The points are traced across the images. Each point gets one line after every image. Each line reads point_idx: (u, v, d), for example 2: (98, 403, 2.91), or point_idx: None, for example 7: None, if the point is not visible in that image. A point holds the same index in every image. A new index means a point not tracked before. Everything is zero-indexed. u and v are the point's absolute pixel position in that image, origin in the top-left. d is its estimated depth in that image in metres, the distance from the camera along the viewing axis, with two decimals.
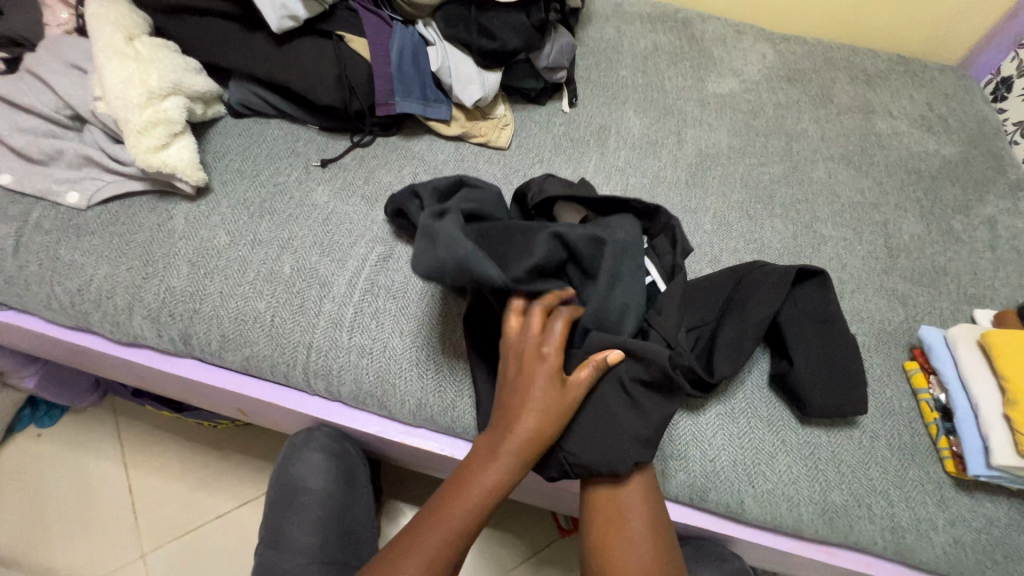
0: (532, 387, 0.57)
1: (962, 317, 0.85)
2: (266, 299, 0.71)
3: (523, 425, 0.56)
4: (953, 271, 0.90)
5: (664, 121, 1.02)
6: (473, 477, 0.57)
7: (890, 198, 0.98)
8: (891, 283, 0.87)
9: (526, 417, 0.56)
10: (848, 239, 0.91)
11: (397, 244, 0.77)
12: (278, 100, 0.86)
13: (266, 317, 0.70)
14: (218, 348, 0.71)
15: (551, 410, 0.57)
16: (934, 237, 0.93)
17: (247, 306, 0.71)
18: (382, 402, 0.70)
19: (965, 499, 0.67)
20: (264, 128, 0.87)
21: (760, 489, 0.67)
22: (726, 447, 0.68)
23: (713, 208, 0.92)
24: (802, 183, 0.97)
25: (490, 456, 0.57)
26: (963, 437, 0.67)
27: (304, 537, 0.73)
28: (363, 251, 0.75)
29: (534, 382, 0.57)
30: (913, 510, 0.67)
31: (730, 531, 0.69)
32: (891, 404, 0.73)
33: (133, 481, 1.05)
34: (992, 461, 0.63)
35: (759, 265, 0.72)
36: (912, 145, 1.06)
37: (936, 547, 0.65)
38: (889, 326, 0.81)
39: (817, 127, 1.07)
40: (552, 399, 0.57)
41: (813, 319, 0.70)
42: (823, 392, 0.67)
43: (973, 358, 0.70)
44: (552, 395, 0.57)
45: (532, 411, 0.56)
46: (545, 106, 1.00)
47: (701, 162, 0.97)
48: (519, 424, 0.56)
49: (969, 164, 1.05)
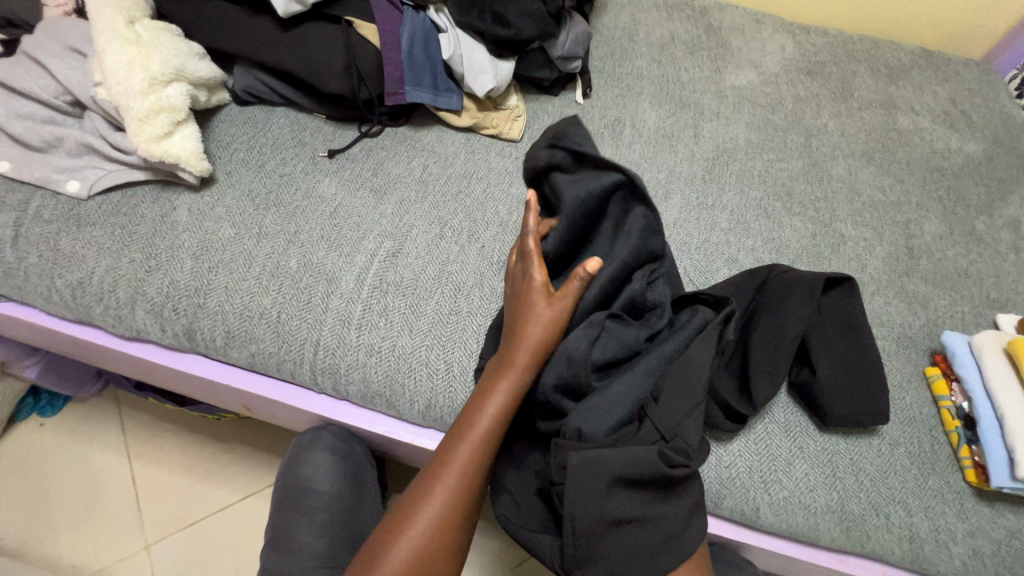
0: (531, 312, 0.59)
1: (984, 321, 0.83)
2: (272, 295, 0.69)
3: (525, 344, 0.58)
4: (975, 274, 0.87)
5: (680, 114, 0.99)
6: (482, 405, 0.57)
7: (911, 197, 0.95)
8: (912, 285, 0.84)
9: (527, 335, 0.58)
10: (868, 239, 0.89)
11: (407, 240, 0.75)
12: (284, 87, 0.83)
13: (272, 313, 0.68)
14: (223, 345, 0.69)
15: (547, 332, 0.58)
16: (957, 238, 0.91)
17: (252, 302, 0.69)
18: (390, 402, 0.68)
19: (985, 509, 0.66)
20: (269, 117, 0.84)
21: (776, 496, 0.65)
22: (742, 453, 0.66)
23: (730, 205, 0.89)
24: (822, 180, 0.95)
25: (496, 382, 0.58)
26: (987, 447, 0.65)
27: (310, 539, 0.73)
28: (372, 247, 0.73)
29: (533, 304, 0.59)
30: (932, 520, 0.65)
31: (744, 538, 0.68)
32: (911, 412, 0.71)
33: (137, 473, 1.05)
34: (1016, 473, 0.62)
35: (786, 269, 0.70)
36: (934, 142, 1.03)
37: (954, 557, 0.64)
38: (909, 330, 0.79)
39: (837, 122, 1.04)
40: (548, 321, 0.58)
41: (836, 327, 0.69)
42: (843, 403, 0.66)
43: (998, 366, 0.68)
44: (549, 316, 0.58)
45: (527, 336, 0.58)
46: (558, 97, 0.97)
47: (718, 158, 0.95)
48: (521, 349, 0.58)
49: (991, 163, 1.02)
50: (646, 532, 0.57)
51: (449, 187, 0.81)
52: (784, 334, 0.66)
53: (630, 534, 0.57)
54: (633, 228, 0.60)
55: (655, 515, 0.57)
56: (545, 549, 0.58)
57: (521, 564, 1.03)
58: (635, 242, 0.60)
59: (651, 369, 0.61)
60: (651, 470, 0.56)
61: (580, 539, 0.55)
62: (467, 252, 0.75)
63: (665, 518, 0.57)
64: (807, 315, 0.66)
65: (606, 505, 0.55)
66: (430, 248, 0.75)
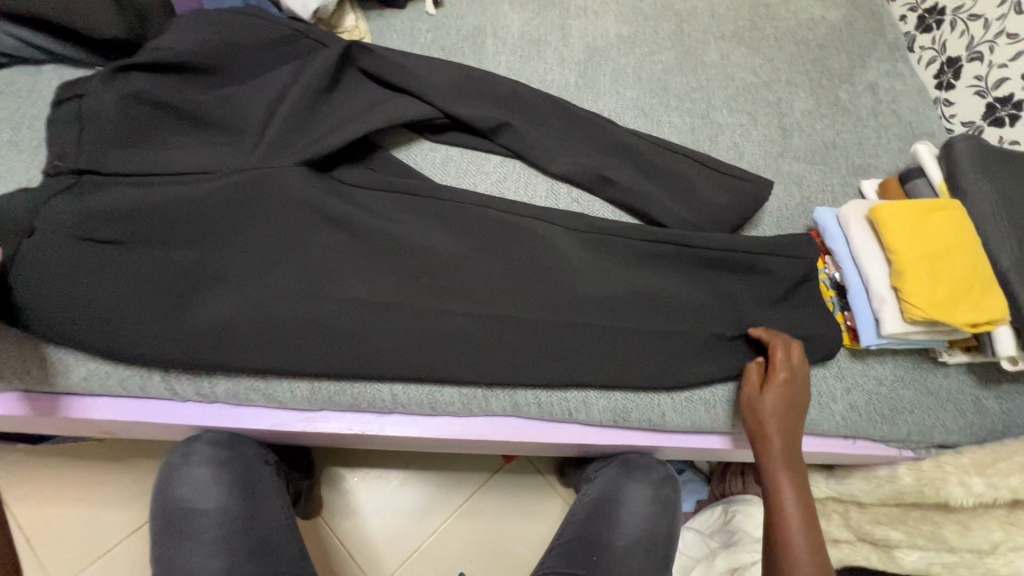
0: None
1: (851, 190, 0.87)
2: (74, 296, 0.55)
3: None
4: (841, 144, 0.90)
5: (545, 14, 0.90)
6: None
7: (781, 75, 0.94)
8: (787, 166, 0.86)
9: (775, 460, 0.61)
10: (744, 124, 0.88)
11: (205, 204, 0.60)
12: (41, 39, 0.65)
13: (83, 320, 0.56)
14: (43, 375, 0.58)
15: None
16: (823, 111, 0.92)
17: (52, 313, 0.55)
18: (269, 393, 0.61)
19: (858, 365, 0.72)
20: (34, 79, 0.66)
21: (680, 398, 0.67)
22: (646, 365, 0.66)
23: (607, 110, 0.85)
24: (695, 69, 0.91)
25: None
26: (856, 311, 0.69)
27: (205, 560, 0.65)
28: (196, 215, 0.59)
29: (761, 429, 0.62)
30: (815, 386, 0.70)
31: (656, 441, 0.70)
32: (806, 245, 0.71)
33: (19, 516, 0.91)
34: (882, 332, 0.66)
35: (631, 132, 0.75)
36: (799, 13, 1.02)
37: (835, 414, 0.70)
38: (787, 212, 0.82)
39: (706, 3, 0.98)
40: None
41: (656, 173, 0.74)
42: (683, 316, 0.68)
43: (863, 233, 0.70)
44: None
45: (789, 402, 0.62)
46: (406, 10, 0.86)
47: (590, 58, 0.88)
48: (779, 438, 0.61)
49: (851, 28, 1.02)
50: (596, 279, 0.67)
51: (304, 124, 0.65)
52: (536, 229, 0.67)
53: (719, 305, 0.69)
54: (455, 225, 0.66)
55: (646, 310, 0.67)
56: (715, 254, 0.70)
57: (467, 499, 1.08)
58: (466, 237, 0.66)
59: (583, 272, 0.67)
60: (645, 325, 0.66)
61: (720, 290, 0.70)
62: (292, 104, 0.64)
63: (771, 424, 0.62)
64: (664, 259, 0.70)
65: (715, 280, 0.70)
66: (259, 206, 0.61)
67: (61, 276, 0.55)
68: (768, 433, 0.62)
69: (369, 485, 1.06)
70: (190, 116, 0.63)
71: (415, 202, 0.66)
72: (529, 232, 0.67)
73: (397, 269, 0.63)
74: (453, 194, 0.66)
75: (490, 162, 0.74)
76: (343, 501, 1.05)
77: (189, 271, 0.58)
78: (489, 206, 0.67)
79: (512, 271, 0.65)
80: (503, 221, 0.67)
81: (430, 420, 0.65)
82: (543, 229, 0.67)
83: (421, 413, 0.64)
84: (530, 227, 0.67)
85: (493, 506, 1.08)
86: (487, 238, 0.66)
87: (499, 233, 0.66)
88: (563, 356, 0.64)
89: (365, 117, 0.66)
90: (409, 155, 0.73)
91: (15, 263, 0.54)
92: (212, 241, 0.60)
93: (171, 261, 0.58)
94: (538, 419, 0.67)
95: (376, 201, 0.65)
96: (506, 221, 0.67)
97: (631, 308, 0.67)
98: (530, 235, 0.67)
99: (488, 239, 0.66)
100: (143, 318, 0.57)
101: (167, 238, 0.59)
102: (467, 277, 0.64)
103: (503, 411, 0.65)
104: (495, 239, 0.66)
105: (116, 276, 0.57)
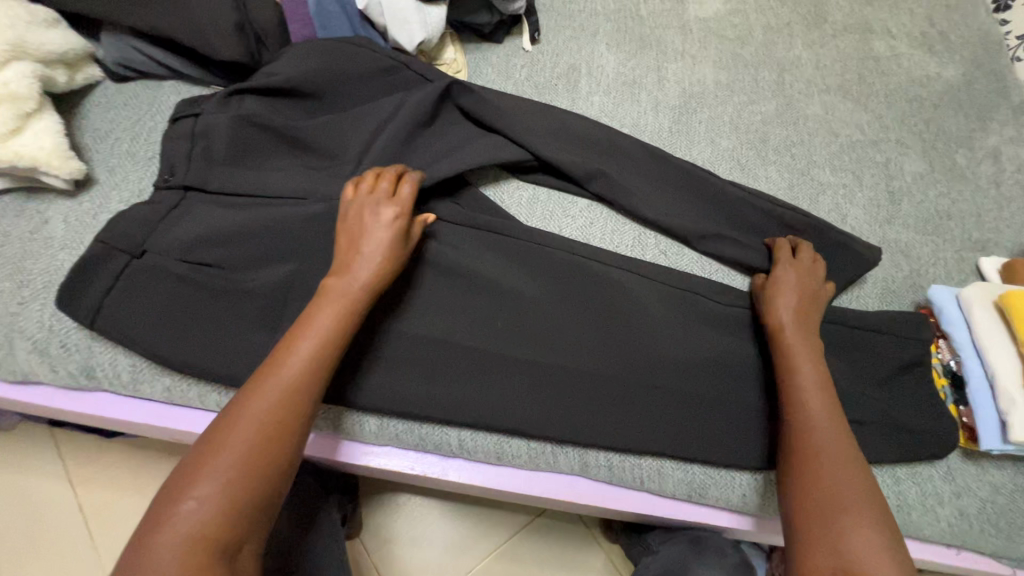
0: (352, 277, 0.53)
1: (966, 265, 0.79)
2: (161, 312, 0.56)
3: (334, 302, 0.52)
4: (956, 213, 0.82)
5: (641, 56, 0.88)
6: (298, 346, 0.49)
7: (890, 134, 0.88)
8: (893, 233, 0.79)
9: (808, 377, 0.56)
10: (848, 184, 0.82)
11: (297, 229, 0.60)
12: (166, 56, 0.68)
13: (166, 336, 0.56)
14: (129, 380, 0.59)
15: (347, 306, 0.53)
16: (937, 176, 0.85)
17: (140, 327, 0.56)
18: (337, 424, 0.60)
19: (971, 467, 0.64)
20: (156, 94, 0.70)
21: (762, 481, 0.62)
22: (729, 441, 0.61)
23: (699, 159, 0.81)
24: (797, 122, 0.86)
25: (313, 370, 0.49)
26: (976, 408, 0.61)
27: None
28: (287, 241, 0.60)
29: (772, 315, 0.60)
30: (919, 485, 0.63)
31: (731, 522, 0.64)
32: (918, 328, 0.65)
33: (83, 499, 0.94)
34: (1008, 437, 0.59)
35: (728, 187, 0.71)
36: (912, 69, 0.95)
37: (941, 521, 0.62)
38: (893, 285, 0.75)
39: (811, 53, 0.94)
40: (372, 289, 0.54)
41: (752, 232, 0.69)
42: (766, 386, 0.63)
43: (989, 321, 0.63)
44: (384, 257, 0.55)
45: (802, 284, 0.61)
46: (503, 45, 0.86)
47: (686, 104, 0.85)
48: (789, 315, 0.59)
49: (970, 88, 0.94)
50: (681, 342, 0.63)
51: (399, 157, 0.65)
52: (622, 284, 0.64)
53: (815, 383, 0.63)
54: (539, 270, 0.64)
55: (734, 380, 0.62)
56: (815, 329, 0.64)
57: (507, 541, 1.04)
58: (550, 283, 0.64)
59: (668, 332, 0.63)
60: (731, 396, 0.62)
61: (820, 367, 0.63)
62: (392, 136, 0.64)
63: (783, 313, 0.60)
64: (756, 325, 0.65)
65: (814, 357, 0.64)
66: None
67: (153, 287, 0.56)
68: (782, 320, 0.59)
69: (411, 511, 1.04)
70: (292, 140, 0.64)
71: (503, 242, 0.64)
72: (614, 286, 0.64)
73: (478, 309, 0.62)
74: (542, 238, 0.65)
75: (577, 205, 0.72)
76: (384, 526, 1.03)
77: (272, 292, 0.58)
78: (576, 254, 0.65)
79: (594, 324, 0.62)
80: (589, 270, 0.64)
81: (493, 470, 0.63)
82: (629, 283, 0.64)
83: (486, 461, 0.62)
84: (618, 280, 0.64)
85: (533, 552, 1.04)
86: (571, 287, 0.64)
87: (583, 284, 0.64)
88: (642, 422, 0.60)
89: (459, 153, 0.66)
90: (496, 193, 0.72)
91: (111, 271, 0.56)
92: (299, 266, 0.60)
93: (258, 282, 0.58)
94: (607, 483, 0.63)
95: (461, 240, 0.64)
96: (593, 271, 0.64)
97: (716, 377, 0.62)
98: (615, 289, 0.64)
99: (573, 288, 0.64)
100: (225, 337, 0.57)
101: (255, 260, 0.59)
102: (549, 327, 0.62)
103: (571, 470, 0.62)
104: (580, 290, 0.64)
105: (204, 293, 0.57)
